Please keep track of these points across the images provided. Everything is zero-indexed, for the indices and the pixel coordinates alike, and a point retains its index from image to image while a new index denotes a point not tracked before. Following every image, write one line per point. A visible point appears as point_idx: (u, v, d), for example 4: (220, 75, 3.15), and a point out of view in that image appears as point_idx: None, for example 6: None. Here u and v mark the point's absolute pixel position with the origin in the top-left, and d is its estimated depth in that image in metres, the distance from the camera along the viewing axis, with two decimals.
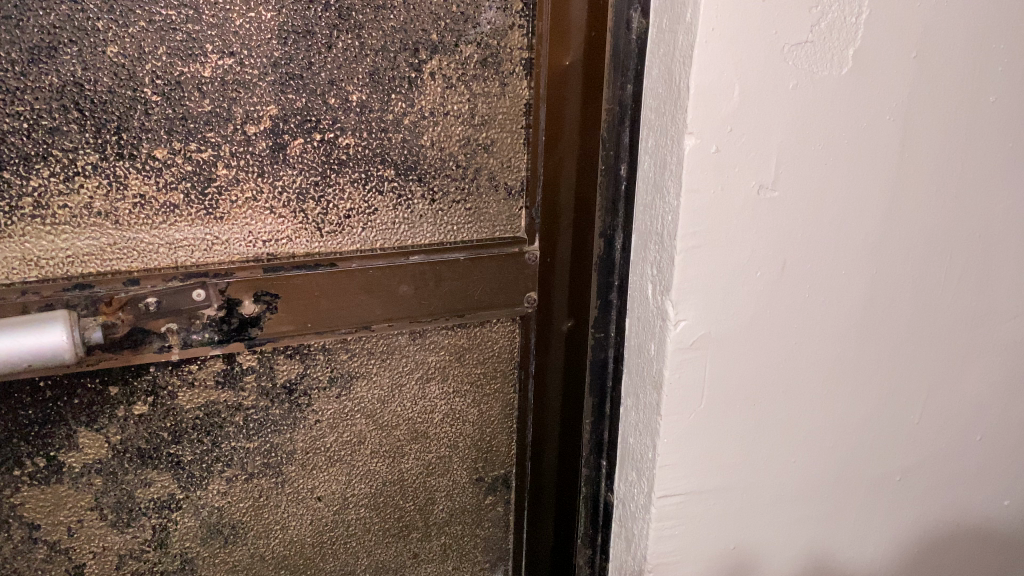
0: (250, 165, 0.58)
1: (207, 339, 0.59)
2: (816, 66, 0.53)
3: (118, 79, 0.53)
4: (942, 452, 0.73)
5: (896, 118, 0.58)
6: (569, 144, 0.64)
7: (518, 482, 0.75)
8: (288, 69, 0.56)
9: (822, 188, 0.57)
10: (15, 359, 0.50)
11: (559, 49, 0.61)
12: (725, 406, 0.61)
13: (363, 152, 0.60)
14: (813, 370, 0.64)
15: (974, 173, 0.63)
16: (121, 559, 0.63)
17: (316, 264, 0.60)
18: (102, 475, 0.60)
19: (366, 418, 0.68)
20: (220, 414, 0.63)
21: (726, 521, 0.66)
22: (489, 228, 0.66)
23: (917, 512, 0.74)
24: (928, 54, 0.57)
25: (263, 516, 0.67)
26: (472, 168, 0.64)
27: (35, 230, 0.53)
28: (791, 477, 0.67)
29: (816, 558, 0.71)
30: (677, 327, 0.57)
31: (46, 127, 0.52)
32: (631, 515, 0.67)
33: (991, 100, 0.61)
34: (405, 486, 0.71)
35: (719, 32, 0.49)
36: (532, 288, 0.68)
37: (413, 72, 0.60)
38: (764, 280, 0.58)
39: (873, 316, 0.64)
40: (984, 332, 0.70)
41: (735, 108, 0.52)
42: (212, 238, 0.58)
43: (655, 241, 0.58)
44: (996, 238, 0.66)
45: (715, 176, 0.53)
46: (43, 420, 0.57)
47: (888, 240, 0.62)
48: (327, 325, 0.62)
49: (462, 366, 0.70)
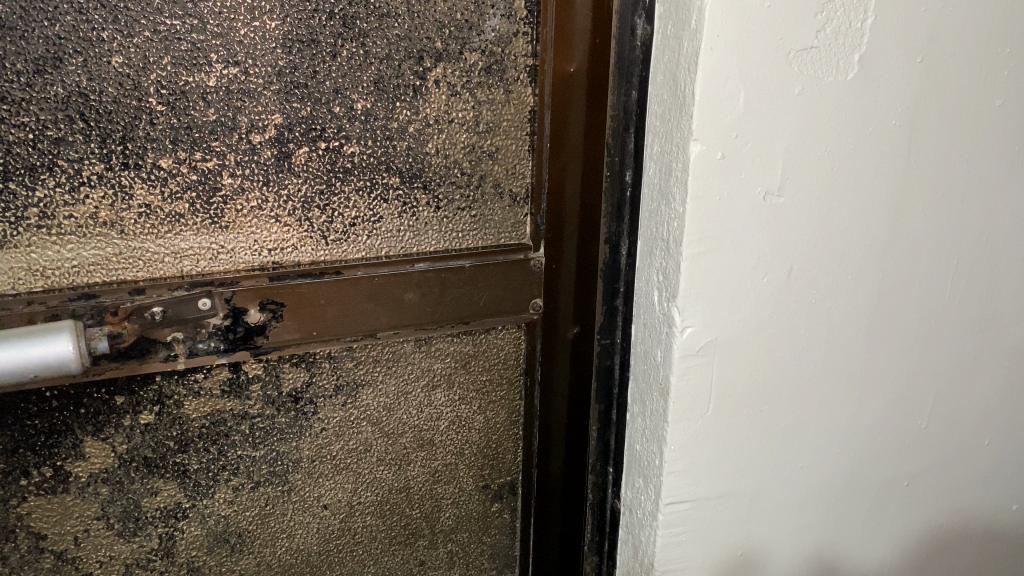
0: (256, 173, 0.58)
1: (213, 348, 0.59)
2: (822, 71, 0.53)
3: (123, 89, 0.53)
4: (950, 456, 0.73)
5: (903, 122, 0.57)
6: (574, 149, 0.64)
7: (524, 489, 0.75)
8: (293, 78, 0.56)
9: (828, 194, 0.57)
10: (23, 370, 0.51)
11: (564, 56, 0.61)
12: (733, 411, 0.61)
13: (368, 160, 0.60)
14: (821, 376, 0.63)
15: (982, 177, 0.63)
16: (128, 568, 0.63)
17: (321, 272, 0.61)
18: (109, 484, 0.60)
19: (372, 426, 0.68)
20: (226, 423, 0.63)
21: (734, 527, 0.65)
22: (494, 234, 0.66)
23: (925, 515, 0.74)
24: (934, 60, 0.56)
25: (270, 525, 0.67)
26: (477, 175, 0.64)
27: (40, 239, 0.54)
28: (799, 483, 0.67)
29: (824, 564, 0.71)
30: (684, 333, 0.57)
31: (51, 138, 0.52)
32: (637, 522, 0.66)
33: (998, 103, 0.61)
34: (412, 494, 0.71)
35: (724, 38, 0.49)
36: (538, 295, 0.67)
37: (418, 80, 0.60)
38: (771, 285, 0.58)
39: (880, 321, 0.64)
40: (992, 337, 0.69)
41: (741, 114, 0.52)
42: (218, 247, 0.58)
43: (661, 248, 0.57)
44: (1004, 242, 0.66)
45: (720, 183, 0.53)
46: (49, 429, 0.57)
47: (894, 244, 0.61)
48: (331, 333, 0.62)
49: (468, 373, 0.69)
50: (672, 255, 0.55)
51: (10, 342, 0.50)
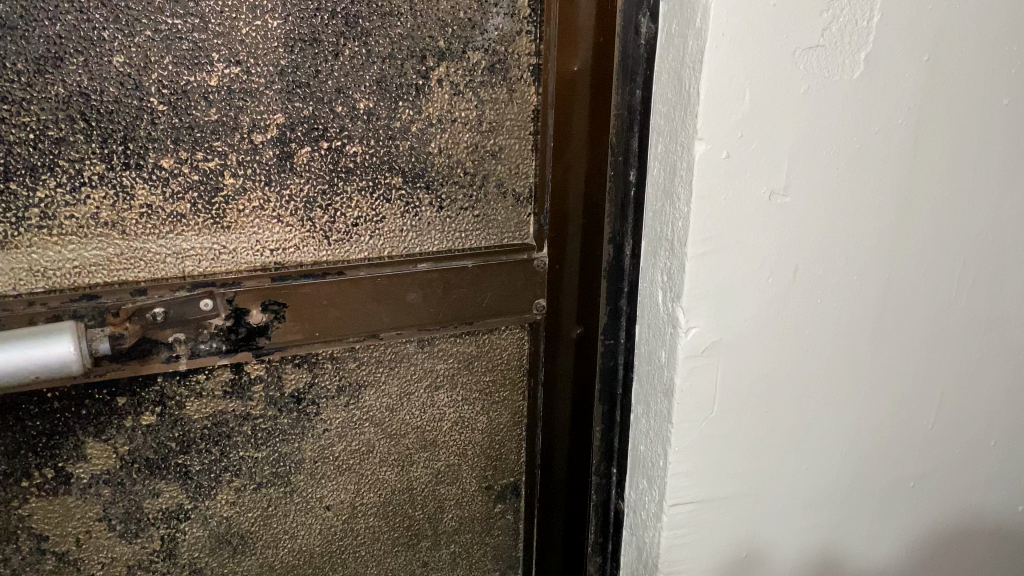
0: (258, 173, 0.57)
1: (216, 349, 0.59)
2: (827, 70, 0.53)
3: (124, 89, 0.53)
4: (956, 458, 0.72)
5: (908, 122, 0.57)
6: (578, 149, 0.63)
7: (528, 490, 0.74)
8: (294, 78, 0.56)
9: (834, 194, 0.57)
10: (25, 371, 0.51)
11: (567, 56, 0.60)
12: (739, 412, 0.61)
13: (371, 160, 0.60)
14: (825, 377, 0.63)
15: (989, 177, 0.62)
16: (130, 570, 0.63)
17: (323, 273, 0.60)
18: (110, 485, 0.60)
19: (375, 427, 0.67)
20: (228, 424, 0.62)
21: (738, 529, 0.65)
22: (496, 234, 0.65)
23: (931, 517, 0.74)
24: (941, 59, 0.56)
25: (272, 526, 0.67)
26: (480, 175, 0.63)
27: (41, 240, 0.54)
28: (805, 484, 0.66)
29: (829, 565, 0.71)
30: (688, 334, 0.56)
31: (52, 138, 0.52)
32: (642, 524, 0.66)
33: (1004, 102, 0.60)
34: (415, 495, 0.71)
35: (728, 37, 0.49)
36: (541, 295, 0.67)
37: (421, 79, 0.59)
38: (776, 285, 0.58)
39: (887, 322, 0.63)
40: (997, 337, 0.69)
41: (746, 113, 0.51)
42: (219, 247, 0.58)
43: (666, 247, 0.57)
44: (1011, 242, 0.66)
45: (726, 183, 0.53)
46: (51, 430, 0.57)
47: (899, 244, 0.61)
48: (335, 334, 0.62)
49: (471, 374, 0.69)
50: (677, 255, 0.55)
51: (10, 343, 0.50)
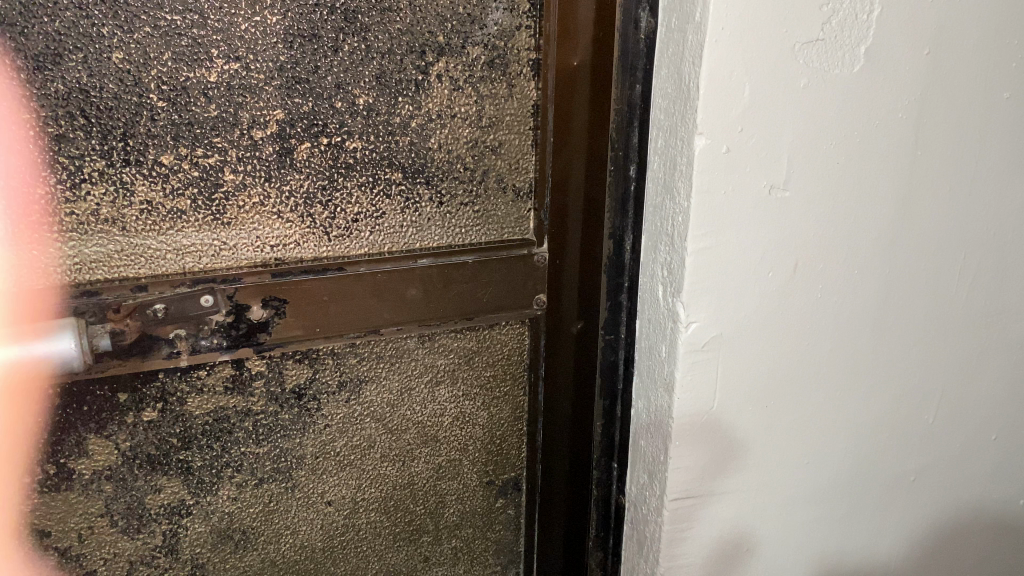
0: (257, 169, 0.57)
1: (216, 345, 0.59)
2: (827, 64, 0.52)
3: (123, 85, 0.53)
4: (957, 451, 0.72)
5: (908, 116, 0.57)
6: (578, 144, 0.63)
7: (529, 486, 0.74)
8: (294, 73, 0.56)
9: (834, 188, 0.57)
10: (26, 367, 0.51)
11: (567, 50, 0.60)
12: (740, 406, 0.61)
13: (370, 156, 0.60)
14: (826, 371, 0.63)
15: (989, 170, 0.62)
16: (132, 565, 0.63)
17: (323, 268, 0.60)
18: (113, 481, 0.60)
19: (376, 422, 0.67)
20: (229, 420, 0.62)
21: (739, 523, 0.65)
22: (497, 229, 0.65)
23: (932, 510, 0.74)
24: (941, 53, 0.56)
25: (274, 521, 0.67)
26: (480, 171, 0.63)
27: (42, 237, 0.54)
28: (806, 478, 0.66)
29: (830, 559, 0.71)
30: (689, 329, 0.56)
31: (52, 135, 0.52)
32: (643, 519, 0.66)
33: (1005, 96, 0.60)
34: (416, 490, 0.71)
35: (728, 32, 0.49)
36: (542, 290, 0.67)
37: (420, 75, 0.59)
38: (776, 280, 0.58)
39: (887, 316, 0.63)
40: (998, 331, 0.69)
41: (746, 108, 0.51)
42: (219, 243, 0.58)
43: (666, 242, 0.57)
44: (1012, 236, 0.65)
45: (726, 177, 0.53)
46: (52, 429, 0.57)
47: (900, 238, 0.61)
48: (334, 329, 0.62)
49: (472, 370, 0.69)
50: (677, 249, 0.55)
51: (13, 339, 0.51)
